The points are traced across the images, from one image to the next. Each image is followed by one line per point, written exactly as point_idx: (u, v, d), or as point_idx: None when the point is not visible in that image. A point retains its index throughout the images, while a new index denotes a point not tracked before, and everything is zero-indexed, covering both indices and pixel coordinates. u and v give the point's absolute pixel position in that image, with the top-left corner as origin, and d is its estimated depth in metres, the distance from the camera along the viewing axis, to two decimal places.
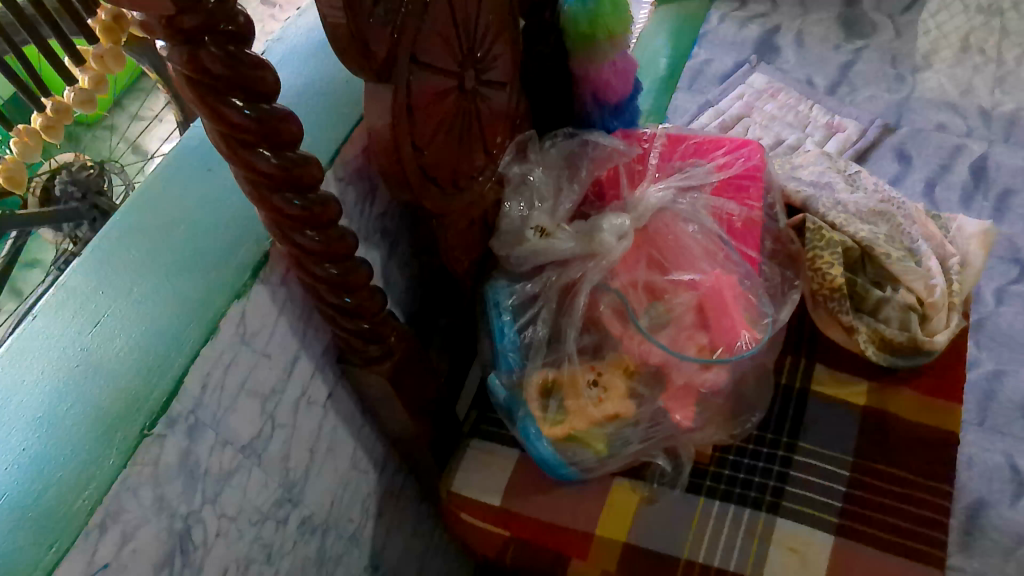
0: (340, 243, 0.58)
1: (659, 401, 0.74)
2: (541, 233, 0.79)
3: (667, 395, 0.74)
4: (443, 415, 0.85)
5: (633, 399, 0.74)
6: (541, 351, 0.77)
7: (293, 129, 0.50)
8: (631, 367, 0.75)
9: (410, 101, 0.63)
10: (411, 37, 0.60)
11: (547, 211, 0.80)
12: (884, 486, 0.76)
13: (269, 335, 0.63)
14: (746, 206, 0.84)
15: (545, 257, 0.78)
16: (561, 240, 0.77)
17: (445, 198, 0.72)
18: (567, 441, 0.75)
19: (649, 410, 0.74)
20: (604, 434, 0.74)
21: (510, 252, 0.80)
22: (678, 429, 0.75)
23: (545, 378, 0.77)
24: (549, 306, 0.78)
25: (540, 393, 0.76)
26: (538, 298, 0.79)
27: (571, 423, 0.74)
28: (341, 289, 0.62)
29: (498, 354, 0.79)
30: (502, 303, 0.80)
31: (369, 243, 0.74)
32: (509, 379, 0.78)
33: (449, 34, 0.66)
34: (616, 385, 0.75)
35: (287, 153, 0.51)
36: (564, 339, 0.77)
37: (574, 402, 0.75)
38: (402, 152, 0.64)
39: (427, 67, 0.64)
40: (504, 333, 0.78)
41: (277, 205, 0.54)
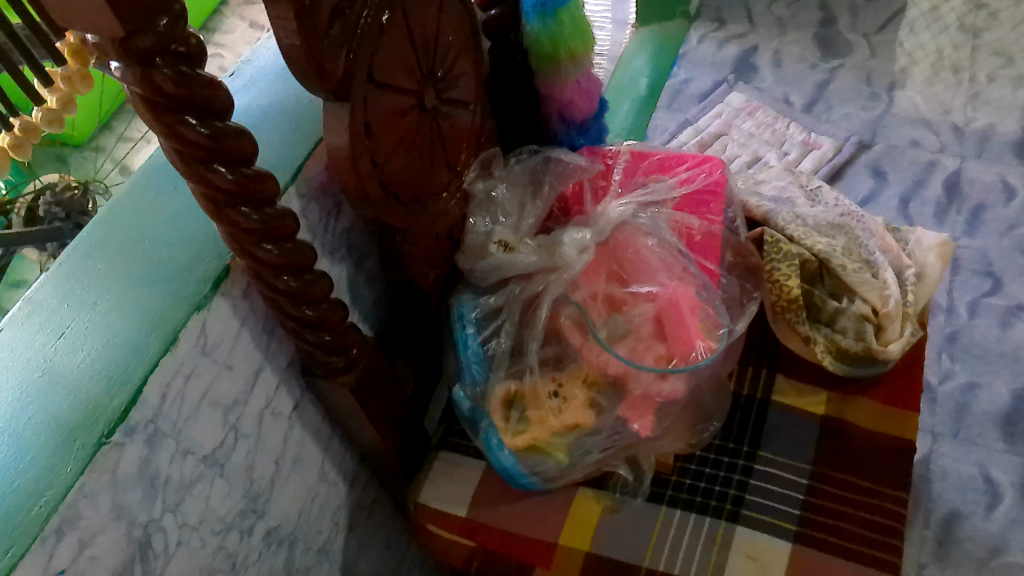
0: (299, 256, 0.60)
1: (619, 411, 0.75)
2: (504, 247, 0.81)
3: (627, 405, 0.75)
4: (411, 427, 0.86)
5: (593, 409, 0.76)
6: (503, 363, 0.79)
7: (246, 145, 0.52)
8: (591, 377, 0.77)
9: (368, 119, 0.65)
10: (368, 57, 0.63)
11: (511, 225, 0.83)
12: (843, 493, 0.77)
13: (231, 346, 0.65)
14: (707, 220, 0.86)
15: (507, 272, 0.81)
16: (523, 254, 0.80)
17: (407, 213, 0.74)
18: (529, 450, 0.76)
19: (609, 419, 0.75)
20: (565, 443, 0.76)
21: (473, 266, 0.82)
22: (639, 439, 0.76)
23: (507, 390, 0.78)
24: (512, 318, 0.80)
25: (503, 404, 0.78)
26: (500, 309, 0.81)
27: (533, 433, 0.76)
28: (301, 302, 0.63)
29: (462, 366, 0.81)
30: (467, 315, 0.82)
31: (334, 258, 0.76)
32: (472, 391, 0.80)
33: (409, 55, 0.68)
34: (576, 395, 0.76)
35: (242, 169, 0.53)
36: (524, 351, 0.79)
37: (536, 413, 0.77)
38: (359, 168, 0.66)
39: (387, 86, 0.66)
40: (468, 345, 0.80)
41: (235, 219, 0.55)
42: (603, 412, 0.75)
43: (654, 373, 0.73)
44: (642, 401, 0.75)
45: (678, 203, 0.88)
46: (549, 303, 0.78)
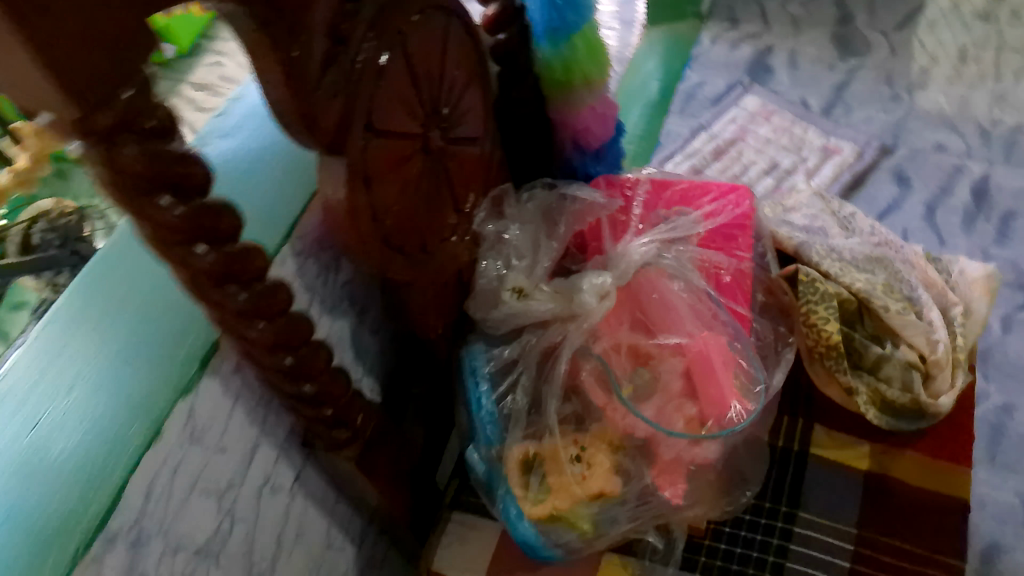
0: (296, 331, 0.54)
1: (648, 476, 0.69)
2: (518, 293, 0.75)
3: (656, 471, 0.69)
4: (422, 486, 0.80)
5: (620, 476, 0.69)
6: (520, 422, 0.74)
7: (229, 220, 0.45)
8: (615, 442, 0.70)
9: (368, 172, 0.59)
10: (366, 104, 0.56)
11: (525, 269, 0.77)
12: (890, 560, 0.71)
13: (223, 427, 0.59)
14: (734, 257, 0.81)
15: (522, 321, 0.75)
16: (539, 303, 0.74)
17: (411, 266, 0.68)
18: (550, 522, 0.70)
19: (637, 488, 0.69)
20: (590, 513, 0.70)
21: (485, 315, 0.76)
22: (669, 507, 0.69)
23: (526, 452, 0.72)
24: (528, 372, 0.75)
25: (521, 468, 0.72)
26: (513, 361, 0.76)
27: (553, 503, 0.70)
28: (300, 379, 0.57)
29: (476, 425, 0.75)
30: (479, 369, 0.76)
31: (335, 313, 0.70)
32: (487, 452, 0.74)
33: (411, 96, 0.62)
34: (600, 461, 0.70)
35: (226, 247, 0.46)
36: (541, 410, 0.74)
37: (557, 479, 0.71)
38: (356, 226, 0.59)
39: (388, 133, 0.60)
40: (481, 404, 0.75)
41: (220, 299, 0.49)
42: (628, 477, 0.69)
43: (684, 436, 0.67)
44: (670, 466, 0.69)
45: (703, 240, 0.82)
46: (568, 357, 0.73)
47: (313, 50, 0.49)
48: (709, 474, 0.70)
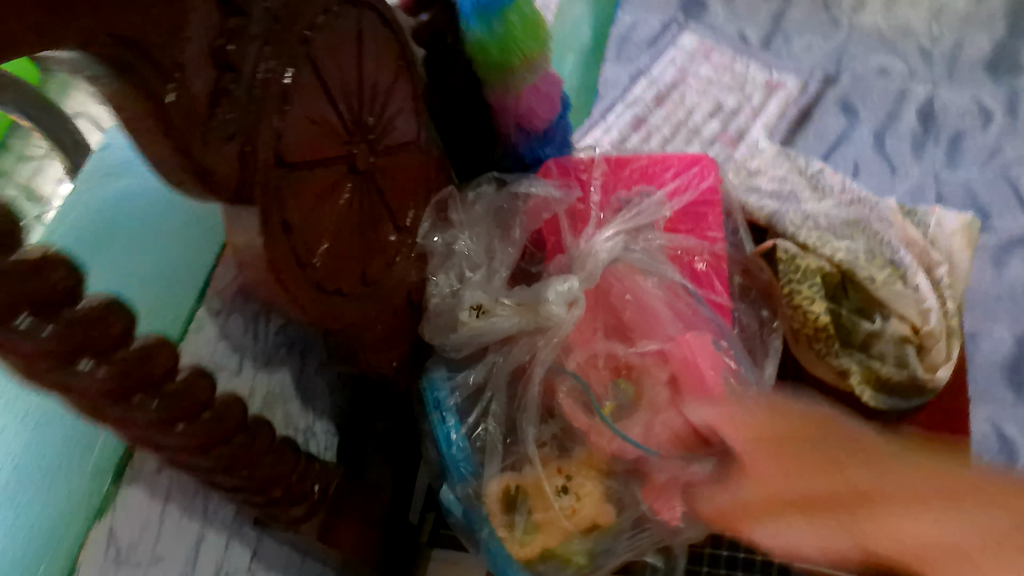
0: (222, 426, 0.45)
1: (643, 503, 0.63)
2: (478, 311, 0.67)
3: (651, 494, 0.63)
4: (395, 529, 0.73)
5: (611, 504, 0.64)
6: (497, 455, 0.66)
7: (113, 324, 0.36)
8: (602, 466, 0.65)
9: (288, 216, 0.49)
10: (274, 137, 0.45)
11: (481, 282, 0.68)
12: None
13: (157, 535, 0.50)
14: (707, 239, 0.73)
15: (485, 342, 0.67)
16: (502, 320, 0.66)
17: (352, 308, 0.58)
18: (540, 561, 0.64)
19: (631, 516, 0.64)
20: (582, 547, 0.64)
21: (443, 340, 0.68)
22: (669, 531, 0.64)
23: (506, 486, 0.65)
24: (499, 397, 0.68)
25: (504, 506, 0.65)
26: (479, 383, 0.69)
27: (542, 542, 0.64)
28: (239, 470, 0.49)
29: (447, 463, 0.67)
30: (445, 401, 0.68)
31: (272, 365, 0.61)
32: (464, 491, 0.66)
33: (329, 114, 0.51)
34: (588, 490, 0.64)
35: (119, 357, 0.37)
36: (518, 439, 0.66)
37: (544, 515, 0.64)
38: (282, 281, 0.50)
39: (307, 166, 0.49)
40: (451, 440, 0.67)
41: (124, 415, 0.40)
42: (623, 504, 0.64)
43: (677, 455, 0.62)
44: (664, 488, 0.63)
45: (670, 223, 0.75)
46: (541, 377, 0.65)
47: (196, 91, 0.38)
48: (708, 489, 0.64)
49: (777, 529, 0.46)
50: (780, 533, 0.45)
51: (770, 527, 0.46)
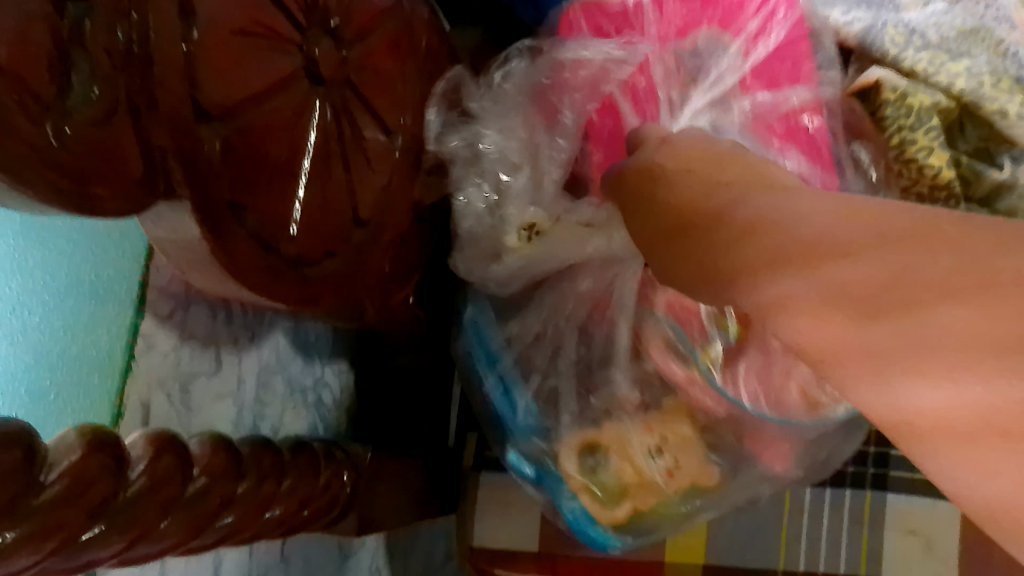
0: (213, 491, 0.34)
1: (754, 460, 0.53)
2: (531, 232, 0.52)
3: (758, 445, 0.52)
4: (437, 467, 0.65)
5: (714, 460, 0.53)
6: (568, 408, 0.54)
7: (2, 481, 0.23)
8: (698, 417, 0.53)
9: (234, 192, 0.32)
10: (183, 84, 0.28)
11: (526, 189, 0.52)
12: None
13: None
14: (801, 88, 0.52)
15: (537, 274, 0.53)
16: (557, 248, 0.51)
17: (351, 265, 0.44)
18: (633, 522, 0.56)
19: (737, 474, 0.54)
20: (681, 507, 0.55)
21: (484, 273, 0.54)
22: (783, 480, 0.54)
23: (583, 447, 0.54)
24: (565, 338, 0.55)
25: (582, 469, 0.54)
26: (526, 316, 0.56)
27: (636, 503, 0.54)
28: (257, 513, 0.37)
29: (510, 423, 0.57)
30: (499, 354, 0.56)
31: (259, 340, 0.47)
32: (536, 453, 0.56)
33: (261, 10, 0.33)
34: (687, 449, 0.53)
35: (32, 503, 0.24)
36: (596, 382, 0.54)
37: (630, 473, 0.54)
38: (249, 281, 0.34)
39: (247, 107, 0.32)
40: (512, 400, 0.56)
41: (83, 561, 0.27)
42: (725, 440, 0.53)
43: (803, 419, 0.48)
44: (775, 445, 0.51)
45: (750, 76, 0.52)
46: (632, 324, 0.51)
47: (20, 64, 0.21)
48: (830, 439, 0.53)
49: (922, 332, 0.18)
50: (934, 383, 0.17)
51: (912, 357, 0.18)
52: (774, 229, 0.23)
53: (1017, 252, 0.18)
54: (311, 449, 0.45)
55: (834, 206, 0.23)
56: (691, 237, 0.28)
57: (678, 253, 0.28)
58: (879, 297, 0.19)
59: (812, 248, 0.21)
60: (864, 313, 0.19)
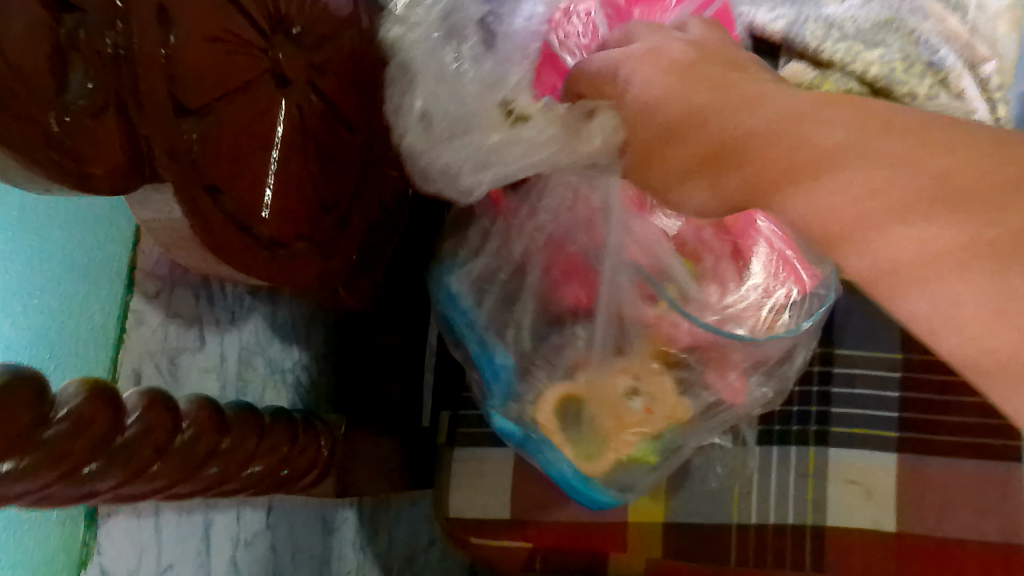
0: (199, 444, 0.38)
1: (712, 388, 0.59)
2: (515, 116, 0.49)
3: (714, 366, 0.58)
4: (413, 442, 0.69)
5: (682, 392, 0.59)
6: (542, 363, 0.60)
7: (15, 418, 0.27)
8: (667, 354, 0.57)
9: (211, 177, 0.37)
10: (163, 85, 0.32)
11: (499, 76, 0.50)
12: (942, 380, 0.66)
13: (157, 548, 0.44)
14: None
15: (514, 170, 0.49)
16: (535, 129, 0.47)
17: (321, 248, 0.48)
18: (618, 467, 0.61)
19: (700, 404, 0.59)
20: (656, 444, 0.61)
21: (438, 177, 0.52)
22: (743, 410, 0.61)
23: (563, 398, 0.59)
24: (530, 290, 0.59)
25: (560, 419, 0.60)
26: (495, 279, 0.61)
27: (617, 449, 0.60)
28: (238, 468, 0.42)
29: (488, 379, 0.63)
30: (472, 317, 0.62)
31: (240, 322, 0.52)
32: (516, 412, 0.62)
33: (231, 19, 0.37)
34: (660, 386, 0.58)
35: (42, 438, 0.29)
36: (562, 335, 0.59)
37: (616, 432, 0.59)
38: (226, 257, 0.39)
39: (219, 103, 0.37)
40: (490, 357, 0.62)
41: (85, 492, 0.32)
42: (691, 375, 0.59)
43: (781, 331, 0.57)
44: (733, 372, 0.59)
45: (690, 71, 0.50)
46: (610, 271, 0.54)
47: (26, 66, 0.26)
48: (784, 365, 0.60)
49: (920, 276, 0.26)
50: (939, 294, 0.25)
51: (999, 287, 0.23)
52: (811, 163, 0.29)
53: (998, 157, 0.25)
54: (290, 418, 0.49)
55: (821, 104, 0.31)
56: (722, 166, 0.33)
57: (703, 179, 0.35)
58: (916, 206, 0.26)
59: (838, 164, 0.28)
60: (913, 213, 0.26)
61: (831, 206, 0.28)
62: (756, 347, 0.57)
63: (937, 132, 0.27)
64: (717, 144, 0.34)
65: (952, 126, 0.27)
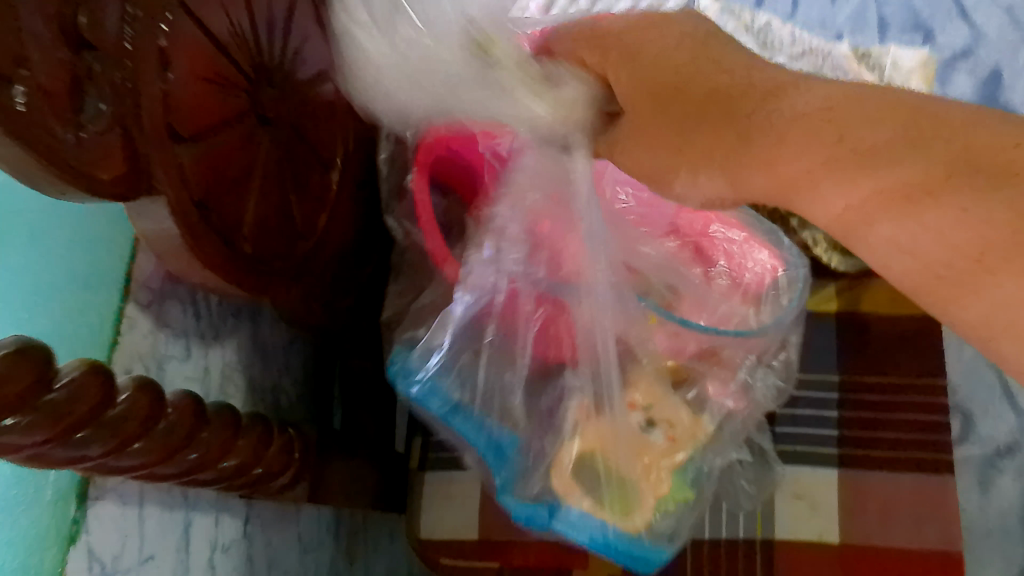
0: (179, 430, 0.43)
1: (718, 399, 0.59)
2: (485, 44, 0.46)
3: (720, 371, 0.58)
4: (385, 463, 0.73)
5: (694, 408, 0.59)
6: (540, 421, 0.59)
7: (21, 384, 0.33)
8: (673, 370, 0.58)
9: (199, 194, 0.43)
10: (160, 113, 0.39)
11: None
12: (877, 399, 0.71)
13: (140, 536, 0.48)
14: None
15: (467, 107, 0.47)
16: (501, 78, 0.45)
17: (296, 266, 0.54)
18: (656, 520, 0.58)
19: (714, 415, 0.60)
20: (682, 477, 0.59)
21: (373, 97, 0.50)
22: (748, 409, 0.61)
23: (590, 452, 0.57)
24: (521, 344, 0.58)
25: (582, 476, 0.57)
26: (478, 351, 0.59)
27: (654, 495, 0.58)
28: (214, 460, 0.47)
29: (486, 450, 0.60)
30: (450, 396, 0.60)
31: (224, 337, 0.57)
32: (526, 491, 0.59)
33: (220, 63, 0.44)
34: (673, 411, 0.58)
35: (42, 402, 0.34)
36: (554, 395, 0.59)
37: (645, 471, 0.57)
38: (211, 265, 0.45)
39: (207, 132, 0.43)
40: (475, 429, 0.60)
41: (73, 455, 0.37)
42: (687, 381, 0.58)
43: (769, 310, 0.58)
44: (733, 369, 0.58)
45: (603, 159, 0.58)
46: (609, 294, 0.53)
47: (52, 92, 0.32)
48: (776, 351, 0.61)
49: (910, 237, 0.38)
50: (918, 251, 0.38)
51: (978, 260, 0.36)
52: (790, 132, 0.40)
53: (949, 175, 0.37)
54: (266, 421, 0.54)
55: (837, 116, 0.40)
56: (720, 158, 0.42)
57: (714, 181, 0.44)
58: (874, 158, 0.38)
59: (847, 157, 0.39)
60: (867, 195, 0.39)
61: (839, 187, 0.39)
62: (758, 340, 0.56)
63: (896, 108, 0.39)
64: (705, 143, 0.43)
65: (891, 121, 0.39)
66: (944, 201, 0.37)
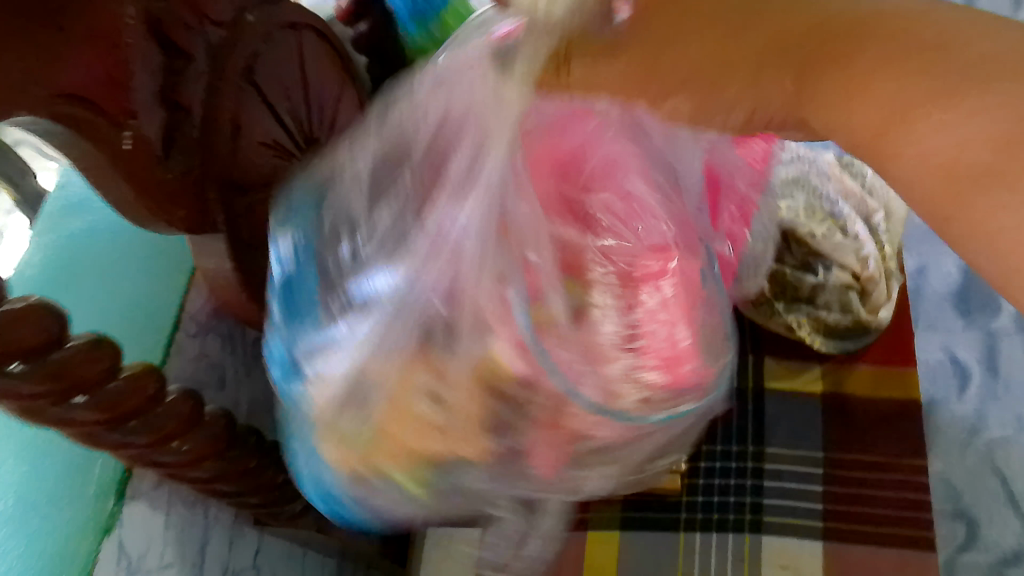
0: (211, 439, 0.48)
1: (537, 462, 0.45)
2: None
3: (543, 441, 0.44)
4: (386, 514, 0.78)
5: (490, 436, 0.44)
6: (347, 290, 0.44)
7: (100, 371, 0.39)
8: (489, 377, 0.42)
9: (247, 237, 0.52)
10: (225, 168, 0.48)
11: None
12: (860, 475, 0.74)
13: (162, 545, 0.53)
14: None
15: None
16: None
17: None
18: (359, 479, 0.45)
19: (501, 467, 0.45)
20: (440, 482, 0.46)
21: None
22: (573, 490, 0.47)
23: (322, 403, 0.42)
24: (361, 186, 0.42)
25: (330, 431, 0.43)
26: (384, 179, 0.41)
27: (372, 455, 0.43)
28: (234, 474, 0.52)
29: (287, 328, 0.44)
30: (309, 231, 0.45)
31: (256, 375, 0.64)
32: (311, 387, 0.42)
33: (277, 136, 0.53)
34: (466, 406, 0.43)
35: (107, 389, 0.40)
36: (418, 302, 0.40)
37: (387, 440, 0.43)
38: None
39: (261, 189, 0.52)
40: (305, 262, 0.45)
41: (119, 440, 0.43)
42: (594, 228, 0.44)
43: (631, 413, 0.43)
44: (566, 436, 0.44)
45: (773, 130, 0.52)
46: (475, 258, 0.38)
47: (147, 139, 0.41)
48: (633, 455, 0.46)
49: (919, 137, 0.34)
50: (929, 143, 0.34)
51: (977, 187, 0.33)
52: (855, 28, 0.36)
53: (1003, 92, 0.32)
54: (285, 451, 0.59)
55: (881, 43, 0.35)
56: (734, 65, 0.37)
57: (779, 76, 0.37)
58: (930, 60, 0.34)
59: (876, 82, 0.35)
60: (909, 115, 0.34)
61: (862, 95, 0.36)
62: (616, 426, 0.43)
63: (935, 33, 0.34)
64: (667, 81, 0.37)
65: (929, 26, 0.35)
66: (981, 94, 0.32)
